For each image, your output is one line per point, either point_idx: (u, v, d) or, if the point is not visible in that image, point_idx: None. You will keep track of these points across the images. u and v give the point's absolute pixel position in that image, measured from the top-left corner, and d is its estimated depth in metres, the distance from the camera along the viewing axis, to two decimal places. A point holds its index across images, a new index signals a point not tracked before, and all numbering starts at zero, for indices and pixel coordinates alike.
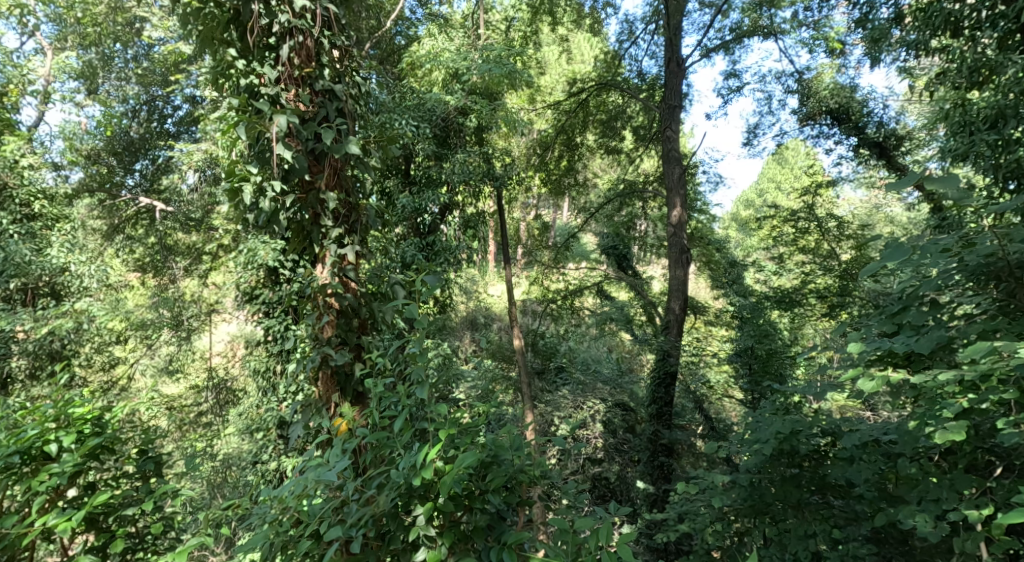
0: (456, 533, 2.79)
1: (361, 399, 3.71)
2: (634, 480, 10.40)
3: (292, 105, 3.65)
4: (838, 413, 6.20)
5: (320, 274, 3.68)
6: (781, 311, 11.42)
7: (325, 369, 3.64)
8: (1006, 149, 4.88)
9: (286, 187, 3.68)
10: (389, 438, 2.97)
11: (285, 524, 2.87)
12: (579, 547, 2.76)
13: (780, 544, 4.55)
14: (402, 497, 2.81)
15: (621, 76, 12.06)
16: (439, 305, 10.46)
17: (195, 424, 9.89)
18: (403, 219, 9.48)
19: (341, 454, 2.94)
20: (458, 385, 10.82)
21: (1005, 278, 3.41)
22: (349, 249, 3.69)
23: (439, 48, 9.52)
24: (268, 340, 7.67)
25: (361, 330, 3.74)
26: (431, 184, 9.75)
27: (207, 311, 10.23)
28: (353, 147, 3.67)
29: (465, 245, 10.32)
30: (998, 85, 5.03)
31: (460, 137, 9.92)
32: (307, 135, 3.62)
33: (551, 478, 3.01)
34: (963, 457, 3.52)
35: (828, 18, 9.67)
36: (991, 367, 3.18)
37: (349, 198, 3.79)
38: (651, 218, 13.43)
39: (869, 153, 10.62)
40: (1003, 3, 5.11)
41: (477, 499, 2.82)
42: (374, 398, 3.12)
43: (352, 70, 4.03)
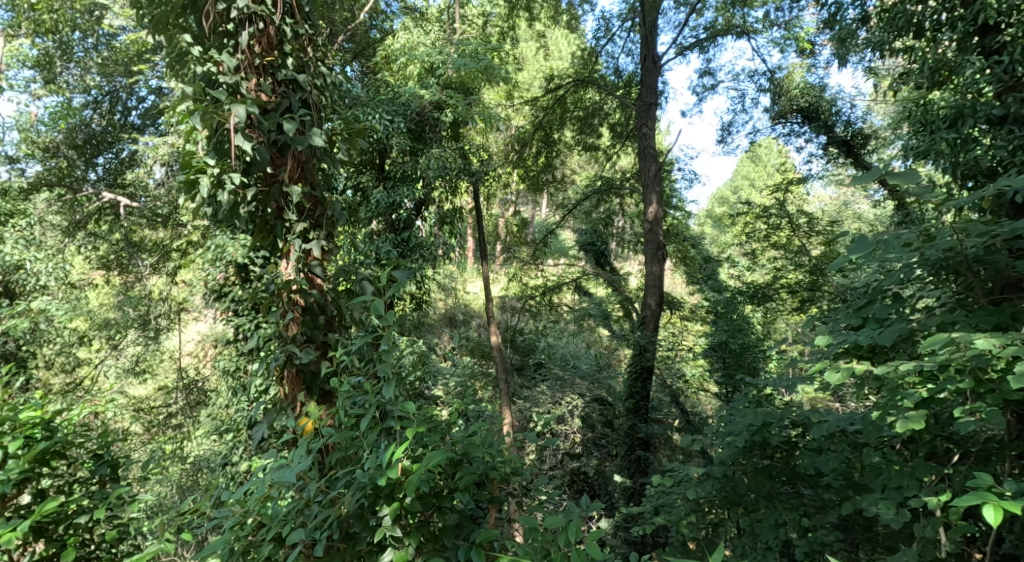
0: (425, 533, 2.81)
1: (328, 397, 3.73)
2: (611, 475, 10.55)
3: (253, 95, 3.64)
4: (811, 403, 6.34)
5: (285, 270, 3.71)
6: (754, 306, 11.60)
7: (291, 368, 3.66)
8: (964, 148, 5.05)
9: (246, 179, 3.68)
10: (354, 436, 2.99)
11: (247, 527, 2.89)
12: (548, 544, 2.82)
13: (752, 535, 4.64)
14: (369, 498, 2.83)
15: (598, 73, 12.25)
16: (415, 302, 10.48)
17: (165, 426, 9.79)
18: (378, 214, 9.51)
19: (304, 455, 2.95)
20: (433, 382, 10.89)
21: (964, 272, 3.49)
22: (314, 244, 3.71)
23: (413, 41, 9.40)
24: (238, 340, 7.69)
25: (328, 327, 3.76)
26: (406, 180, 9.70)
27: (177, 310, 10.04)
28: (316, 139, 3.67)
29: (443, 241, 10.37)
30: (957, 86, 5.21)
31: (436, 132, 9.98)
32: (269, 126, 3.61)
33: (524, 475, 3.08)
34: (923, 447, 3.65)
35: (799, 19, 9.77)
36: (948, 357, 3.24)
37: (314, 192, 3.79)
38: (629, 214, 13.70)
39: (838, 151, 10.88)
40: (963, 5, 5.24)
41: (446, 498, 2.85)
42: (341, 397, 3.14)
43: (317, 61, 4.03)
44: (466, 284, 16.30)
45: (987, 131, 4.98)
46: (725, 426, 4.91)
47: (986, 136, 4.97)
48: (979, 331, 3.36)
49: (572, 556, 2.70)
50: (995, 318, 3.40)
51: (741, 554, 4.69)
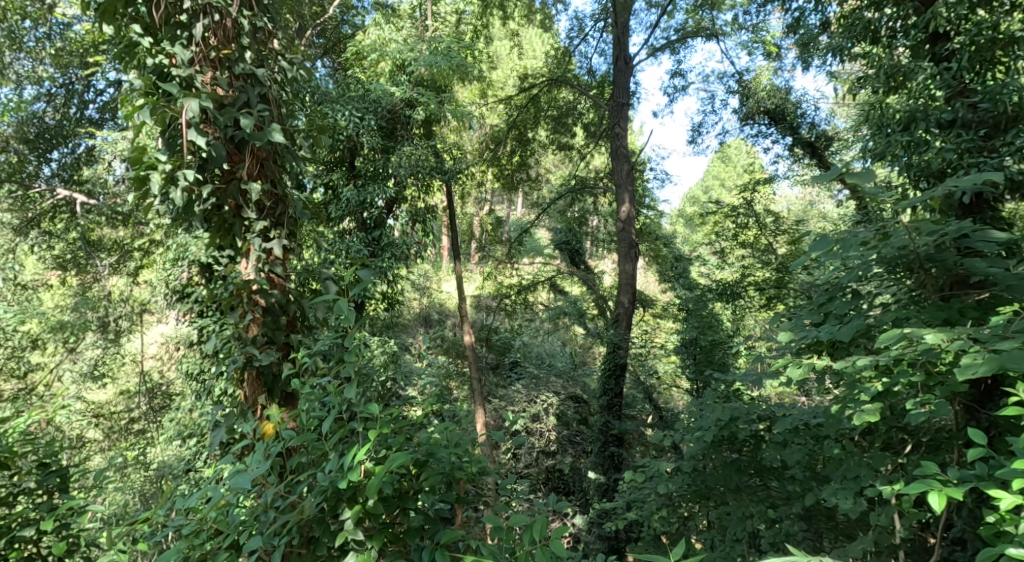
0: (389, 535, 2.79)
1: (290, 399, 3.73)
2: (586, 472, 10.67)
3: (208, 89, 3.57)
4: (778, 397, 6.52)
5: (244, 270, 3.70)
6: (724, 304, 11.83)
7: (251, 370, 3.66)
8: (917, 150, 5.25)
9: (202, 176, 3.61)
10: (315, 439, 2.97)
11: (202, 535, 2.84)
12: (515, 543, 2.83)
13: (722, 528, 4.78)
14: (329, 501, 2.79)
15: (572, 73, 12.43)
16: (387, 302, 10.49)
17: (128, 431, 9.98)
18: (348, 213, 9.52)
19: (262, 459, 2.93)
20: (406, 383, 10.93)
21: (915, 269, 3.62)
22: (274, 243, 3.70)
23: (385, 38, 9.40)
24: (200, 341, 7.72)
25: (290, 327, 3.78)
26: (377, 178, 9.73)
27: (138, 312, 10.32)
28: (275, 135, 3.62)
29: (416, 240, 10.38)
30: (910, 91, 5.40)
31: (407, 129, 9.99)
32: (225, 122, 3.56)
33: (491, 474, 3.10)
34: (880, 438, 3.80)
35: (765, 22, 10.13)
36: (901, 352, 3.34)
37: (275, 189, 3.77)
38: (603, 214, 13.81)
39: (803, 152, 11.10)
40: (916, 13, 5.46)
41: (410, 499, 2.83)
42: (302, 399, 3.12)
43: (276, 55, 3.98)
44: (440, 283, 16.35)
45: (939, 133, 5.19)
46: (694, 422, 5.02)
47: (938, 139, 5.19)
48: (929, 326, 3.49)
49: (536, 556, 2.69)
50: (944, 313, 3.53)
51: (708, 547, 4.81)
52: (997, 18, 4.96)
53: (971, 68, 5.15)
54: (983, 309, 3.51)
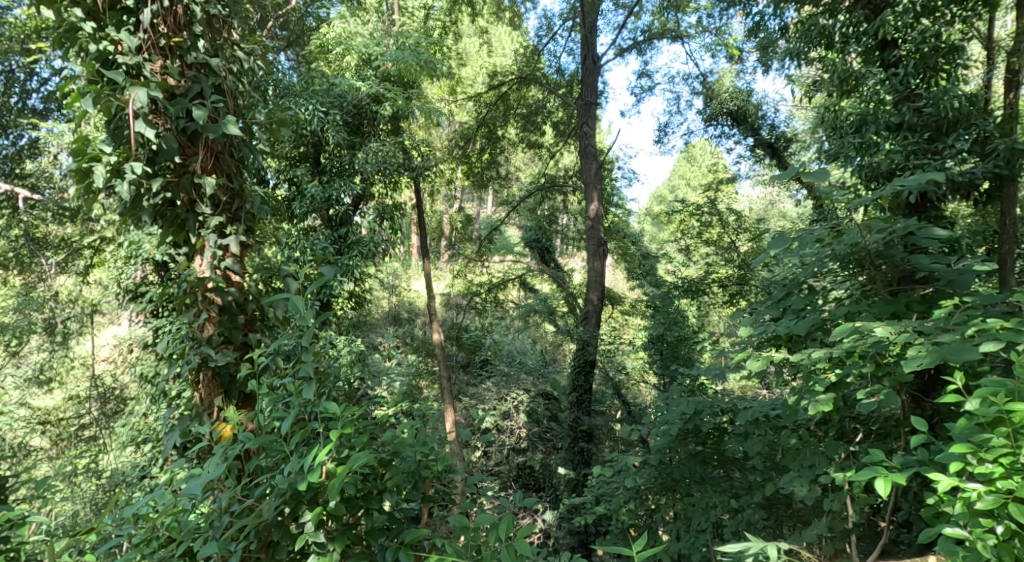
0: (352, 536, 2.66)
1: (248, 400, 3.56)
2: (555, 468, 10.81)
3: (157, 78, 3.44)
4: (741, 391, 6.67)
5: (199, 267, 3.54)
6: (689, 301, 12.13)
7: (206, 371, 3.49)
8: (867, 152, 5.47)
9: (152, 170, 3.45)
10: (275, 441, 2.79)
11: (153, 543, 2.68)
12: (480, 542, 2.76)
13: (687, 518, 4.95)
14: (289, 504, 2.65)
15: (541, 72, 12.63)
16: (354, 300, 10.52)
17: (78, 438, 9.83)
18: (313, 209, 9.51)
19: (220, 462, 2.80)
20: (373, 382, 10.93)
21: (867, 266, 3.75)
22: (231, 238, 3.53)
23: (350, 31, 9.44)
24: (154, 343, 7.72)
25: (249, 327, 3.61)
26: (343, 174, 9.75)
27: (88, 313, 10.06)
28: (230, 127, 3.49)
29: (384, 237, 10.36)
30: (861, 95, 5.60)
31: (374, 126, 9.93)
32: (176, 112, 3.42)
33: (457, 473, 3.01)
34: (835, 427, 3.95)
35: (727, 27, 10.44)
36: (852, 345, 3.45)
37: (231, 183, 3.63)
38: (572, 212, 14.05)
39: (763, 152, 11.33)
40: (866, 21, 5.68)
41: (374, 499, 2.70)
42: (263, 399, 2.98)
43: (230, 45, 3.84)
44: (408, 281, 16.34)
45: (889, 136, 5.44)
46: (661, 416, 5.13)
47: (887, 142, 5.43)
48: (878, 320, 3.61)
49: (502, 551, 2.63)
50: (892, 308, 3.65)
51: (674, 537, 4.97)
52: (939, 28, 5.21)
53: (915, 74, 5.39)
54: (928, 304, 3.66)
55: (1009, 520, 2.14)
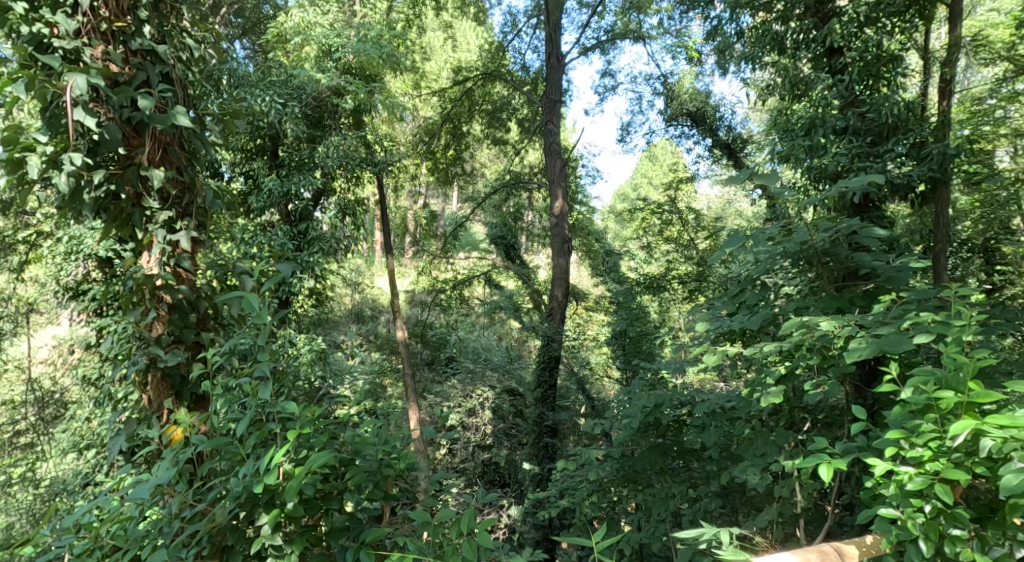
0: (310, 538, 2.52)
1: (201, 401, 3.24)
2: (521, 463, 10.96)
3: (99, 65, 3.05)
4: (700, 384, 6.86)
5: (146, 264, 3.21)
6: (651, 296, 12.43)
7: (155, 372, 3.16)
8: (815, 153, 5.74)
9: (93, 161, 3.07)
10: (230, 443, 2.62)
11: (97, 553, 2.46)
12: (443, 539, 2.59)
13: (647, 509, 5.10)
14: (244, 507, 2.49)
15: (506, 68, 12.75)
16: (316, 298, 10.51)
17: (13, 445, 9.53)
18: (270, 204, 9.48)
19: (170, 466, 2.60)
20: (336, 380, 10.88)
21: (815, 263, 3.94)
22: (182, 235, 3.22)
23: (309, 21, 9.18)
24: (96, 345, 7.68)
25: (201, 326, 3.29)
26: (302, 168, 9.65)
27: (24, 311, 9.81)
28: (179, 118, 3.13)
29: (346, 234, 10.30)
30: (811, 99, 5.84)
31: (335, 118, 9.98)
32: (120, 101, 3.03)
33: (420, 470, 2.86)
34: (784, 418, 4.15)
35: (687, 29, 10.68)
36: (800, 339, 3.60)
37: (181, 176, 3.28)
38: (537, 208, 14.25)
39: (721, 153, 11.77)
40: (815, 28, 5.97)
41: (334, 499, 2.56)
42: (217, 400, 2.78)
43: (179, 32, 3.45)
44: (372, 278, 16.25)
45: (835, 139, 5.70)
46: (623, 410, 5.27)
47: (833, 144, 5.69)
48: (824, 315, 3.81)
49: (465, 548, 2.47)
50: (837, 302, 3.86)
51: (635, 527, 5.14)
52: (880, 39, 5.52)
53: (859, 81, 5.68)
54: (868, 299, 3.89)
55: (936, 499, 2.24)
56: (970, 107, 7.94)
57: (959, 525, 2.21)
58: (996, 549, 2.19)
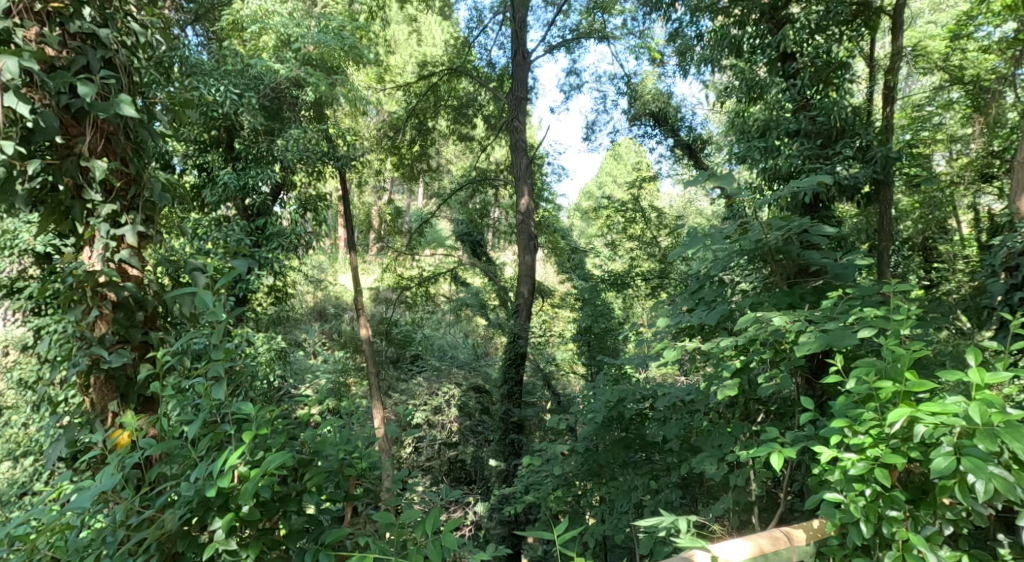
0: (268, 542, 2.30)
1: (150, 403, 2.97)
2: (487, 460, 11.04)
3: (33, 47, 2.69)
4: (661, 378, 6.99)
5: (88, 260, 2.89)
6: (615, 293, 12.64)
7: (97, 374, 2.86)
8: (770, 155, 5.95)
9: (28, 152, 2.69)
10: (181, 446, 2.42)
11: None
12: (405, 541, 2.49)
13: (611, 502, 5.21)
14: (196, 511, 2.27)
15: (472, 64, 12.73)
16: (275, 296, 10.45)
17: None
18: (225, 198, 9.21)
19: (114, 472, 2.35)
20: (296, 380, 10.83)
21: (769, 261, 4.07)
22: (128, 229, 2.91)
23: (267, 9, 8.96)
24: (34, 345, 7.53)
25: (149, 325, 2.99)
26: (258, 162, 9.50)
27: None
28: (125, 107, 2.82)
29: (306, 229, 10.24)
30: (767, 101, 6.02)
31: (295, 110, 9.89)
32: (57, 87, 2.70)
33: (382, 469, 2.77)
34: (740, 410, 4.29)
35: (650, 31, 10.89)
36: (754, 333, 3.72)
37: (126, 168, 2.97)
38: (503, 205, 14.34)
39: (682, 152, 12.10)
40: (770, 33, 6.14)
41: (294, 501, 2.34)
42: (164, 402, 2.52)
43: (124, 15, 3.11)
44: (336, 274, 16.16)
45: (789, 142, 5.90)
46: (588, 405, 5.36)
47: (787, 146, 5.90)
48: (776, 310, 3.95)
49: (429, 548, 2.33)
50: (788, 298, 4.01)
51: (600, 520, 5.24)
52: (829, 46, 5.77)
53: (811, 86, 5.89)
54: (818, 295, 4.06)
55: (877, 483, 2.35)
56: (912, 113, 8.66)
57: (894, 507, 2.33)
58: (927, 527, 2.33)
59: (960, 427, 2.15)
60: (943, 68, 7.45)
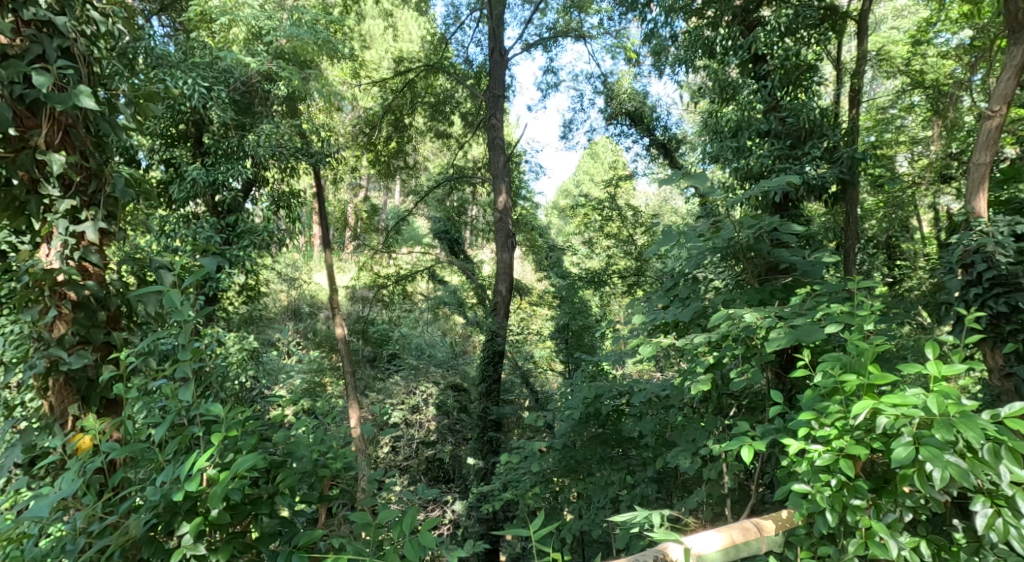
0: (238, 546, 2.25)
1: (112, 405, 2.96)
2: (465, 459, 11.08)
3: None
4: (638, 374, 7.08)
5: (45, 258, 2.85)
6: (592, 291, 12.76)
7: (56, 376, 2.83)
8: (742, 155, 6.07)
9: None
10: (147, 450, 2.39)
11: None
12: (381, 542, 2.50)
13: (588, 497, 5.28)
14: (162, 516, 2.22)
15: (450, 61, 12.88)
16: (247, 295, 10.40)
17: None
18: (194, 194, 9.17)
19: (74, 478, 2.31)
20: (270, 379, 10.76)
21: (740, 258, 4.16)
22: (88, 226, 2.86)
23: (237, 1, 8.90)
24: None
25: (111, 325, 2.97)
26: (230, 158, 9.41)
27: None
28: (84, 99, 2.76)
29: (278, 227, 10.14)
30: (739, 102, 6.13)
31: (266, 105, 9.93)
32: (10, 78, 2.64)
33: (357, 468, 2.80)
34: (714, 405, 4.38)
35: (626, 30, 11.01)
36: (727, 329, 3.80)
37: (86, 162, 2.93)
38: (481, 203, 14.40)
39: (658, 152, 12.16)
40: (742, 36, 6.24)
41: (265, 503, 2.32)
42: (130, 405, 2.50)
43: (83, 2, 3.02)
44: (312, 273, 16.08)
45: (761, 142, 6.02)
46: (565, 402, 5.43)
47: (759, 147, 6.02)
48: (748, 307, 4.03)
49: (405, 547, 2.34)
50: (760, 295, 4.09)
51: (577, 515, 5.31)
52: (799, 49, 5.90)
53: (782, 87, 5.98)
54: (787, 291, 4.16)
55: (841, 473, 2.44)
56: (877, 117, 8.92)
57: (858, 496, 2.42)
58: (889, 514, 2.42)
59: (918, 417, 2.25)
60: (905, 72, 7.66)
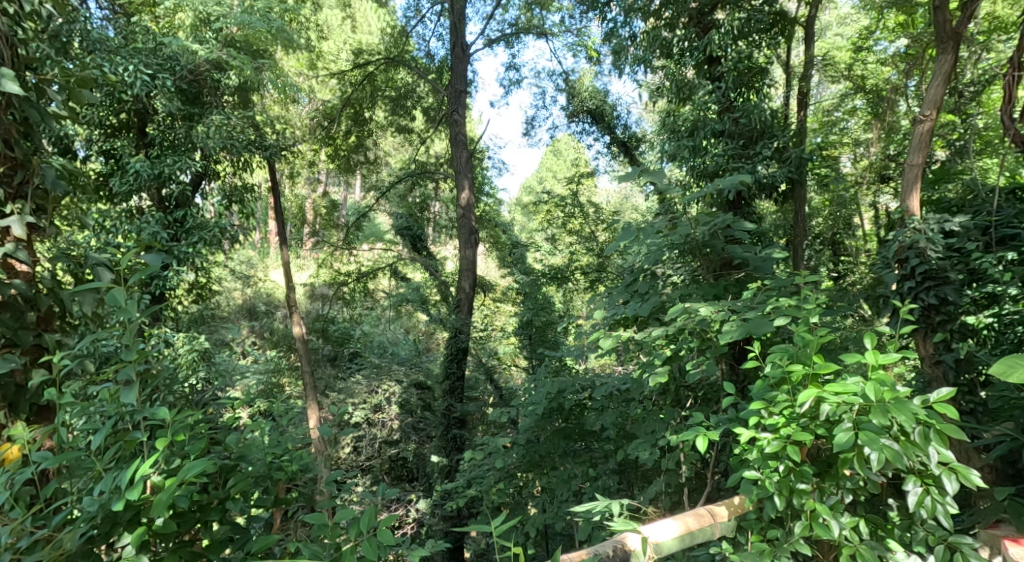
0: (185, 554, 2.25)
1: (44, 411, 2.87)
2: (428, 457, 11.11)
3: None
4: (599, 368, 7.22)
5: None
6: (555, 287, 12.91)
7: None
8: (698, 154, 6.25)
9: None
10: (82, 457, 2.32)
11: None
12: (339, 542, 2.53)
13: (552, 490, 5.38)
14: (101, 526, 2.19)
15: (411, 55, 12.91)
16: (196, 293, 10.25)
17: None
18: (139, 186, 8.95)
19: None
20: (225, 380, 10.61)
21: (696, 253, 4.31)
22: (13, 220, 2.76)
23: None
24: None
25: (43, 326, 2.87)
26: (180, 148, 9.31)
27: None
28: (6, 83, 2.67)
29: (228, 223, 9.92)
30: (695, 101, 6.28)
31: (215, 94, 9.66)
32: None
33: (317, 468, 2.82)
34: (672, 397, 4.51)
35: (585, 30, 11.16)
36: (683, 323, 3.92)
37: (11, 151, 2.85)
38: (443, 199, 14.44)
39: (618, 150, 12.33)
40: (697, 37, 6.40)
41: (214, 510, 2.31)
42: (66, 410, 2.44)
43: None
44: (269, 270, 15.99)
45: (716, 141, 6.17)
46: (528, 397, 5.51)
47: (714, 147, 6.19)
48: (704, 301, 4.17)
49: (362, 546, 2.38)
50: (715, 289, 4.24)
51: (541, 509, 5.41)
52: (750, 52, 6.08)
53: (734, 88, 6.15)
54: (739, 285, 4.31)
55: (788, 459, 2.55)
56: (820, 119, 9.39)
57: (804, 480, 2.54)
58: (831, 497, 2.56)
59: (858, 405, 2.38)
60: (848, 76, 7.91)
